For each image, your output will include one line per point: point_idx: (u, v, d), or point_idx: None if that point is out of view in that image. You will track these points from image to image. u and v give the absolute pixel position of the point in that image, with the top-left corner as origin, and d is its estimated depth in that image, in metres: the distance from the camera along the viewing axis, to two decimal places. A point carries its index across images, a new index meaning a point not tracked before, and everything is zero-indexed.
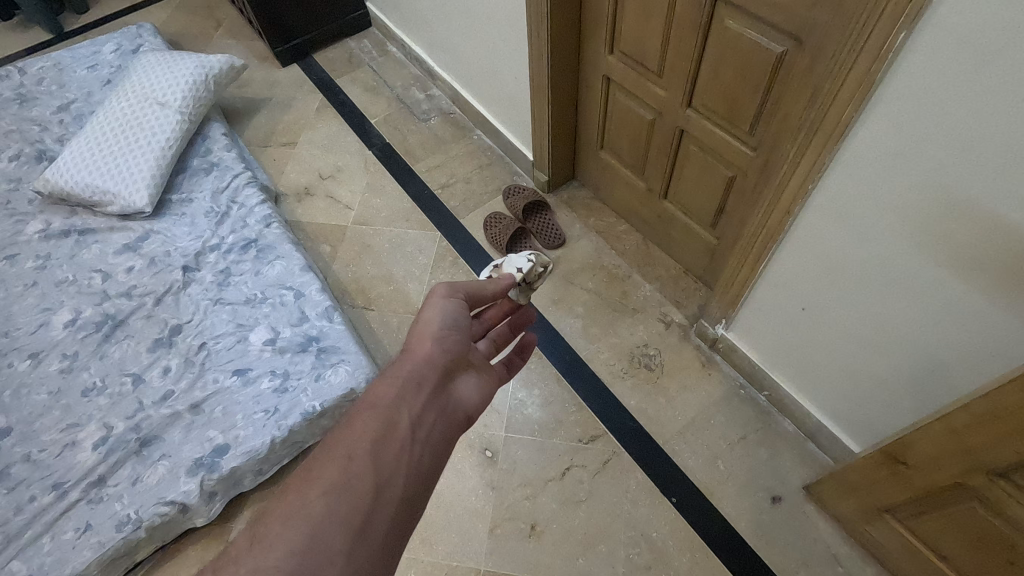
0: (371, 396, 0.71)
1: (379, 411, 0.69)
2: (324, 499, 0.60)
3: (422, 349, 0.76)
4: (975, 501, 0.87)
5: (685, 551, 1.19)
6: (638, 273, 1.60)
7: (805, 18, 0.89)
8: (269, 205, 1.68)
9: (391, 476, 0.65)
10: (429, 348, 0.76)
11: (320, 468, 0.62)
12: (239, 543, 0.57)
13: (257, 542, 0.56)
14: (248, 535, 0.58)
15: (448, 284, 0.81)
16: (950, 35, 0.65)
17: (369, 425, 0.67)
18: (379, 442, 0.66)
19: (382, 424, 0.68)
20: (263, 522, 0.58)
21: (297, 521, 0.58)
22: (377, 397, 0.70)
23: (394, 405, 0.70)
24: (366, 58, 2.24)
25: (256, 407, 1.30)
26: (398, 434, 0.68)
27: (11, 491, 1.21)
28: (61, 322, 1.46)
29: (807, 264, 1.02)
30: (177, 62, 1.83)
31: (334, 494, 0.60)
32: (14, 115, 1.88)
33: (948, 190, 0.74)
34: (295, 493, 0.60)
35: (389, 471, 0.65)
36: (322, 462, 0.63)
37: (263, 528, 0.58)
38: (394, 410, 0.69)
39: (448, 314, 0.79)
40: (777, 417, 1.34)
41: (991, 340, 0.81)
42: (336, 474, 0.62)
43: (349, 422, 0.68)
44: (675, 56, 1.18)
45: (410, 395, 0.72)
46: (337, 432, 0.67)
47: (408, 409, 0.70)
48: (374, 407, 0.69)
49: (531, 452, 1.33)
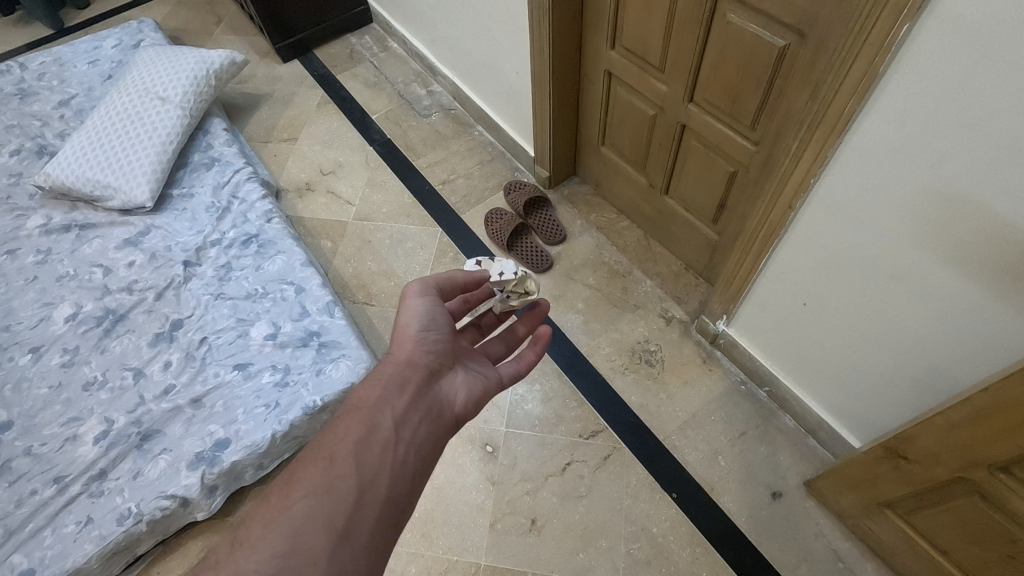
0: (354, 400, 0.73)
1: (361, 414, 0.71)
2: (307, 500, 0.61)
3: (401, 352, 0.78)
4: (975, 495, 0.87)
5: (686, 546, 1.19)
6: (639, 269, 1.60)
7: (809, 11, 0.88)
8: (269, 200, 1.68)
9: (374, 477, 0.66)
10: (408, 350, 0.78)
11: (305, 470, 0.64)
12: (218, 550, 0.58)
13: (238, 544, 0.58)
14: (226, 541, 0.59)
15: (419, 284, 0.83)
16: (952, 29, 0.65)
17: (351, 428, 0.69)
18: (362, 443, 0.68)
19: (364, 425, 0.69)
20: (248, 525, 0.59)
21: (281, 522, 0.59)
22: (359, 400, 0.73)
23: (376, 407, 0.71)
24: (366, 54, 2.24)
25: (256, 402, 1.30)
26: (380, 435, 0.69)
27: (11, 485, 1.22)
28: (62, 316, 1.46)
29: (808, 259, 1.02)
30: (178, 58, 1.83)
31: (316, 495, 0.62)
32: (14, 110, 1.88)
33: (948, 184, 0.74)
34: (279, 496, 0.62)
35: (371, 472, 0.66)
36: (307, 466, 0.65)
37: (246, 531, 0.59)
38: (376, 412, 0.71)
39: (424, 313, 0.80)
40: (778, 412, 1.34)
41: (991, 333, 0.81)
42: (319, 476, 0.64)
43: (333, 426, 0.70)
44: (677, 51, 1.18)
45: (392, 396, 0.73)
46: (321, 435, 0.69)
47: (390, 411, 0.72)
48: (357, 411, 0.71)
49: (531, 447, 1.33)
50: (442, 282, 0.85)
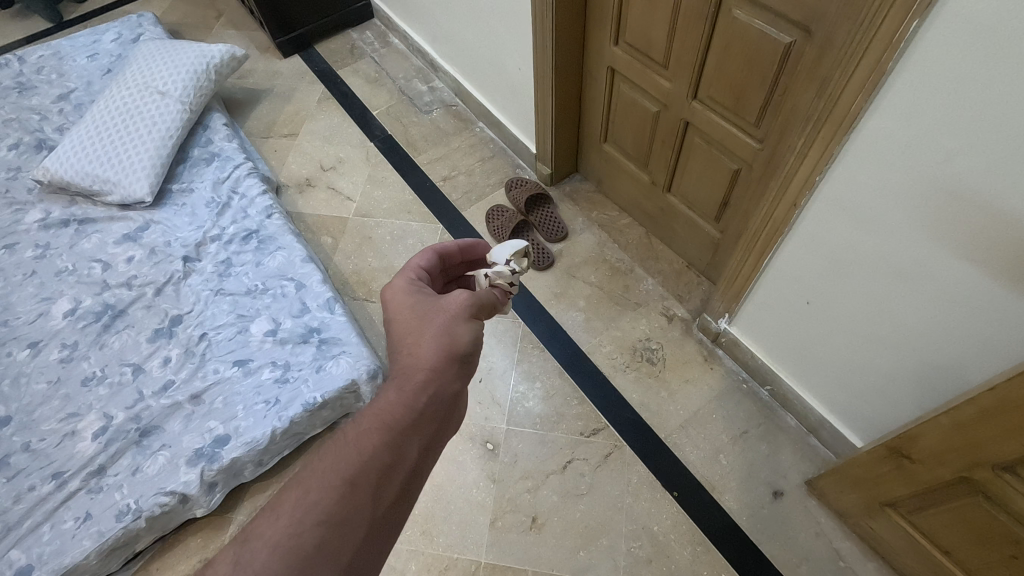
0: (381, 410, 0.62)
1: (387, 435, 0.61)
2: (317, 529, 0.54)
3: (442, 372, 0.66)
4: (979, 496, 0.86)
5: (686, 544, 1.19)
6: (640, 266, 1.60)
7: (816, 7, 0.87)
8: (269, 195, 1.67)
9: (390, 510, 0.58)
10: (447, 372, 0.66)
11: (319, 492, 0.56)
12: (217, 567, 0.52)
13: (239, 567, 0.51)
14: (229, 558, 0.52)
15: (473, 298, 0.71)
16: (965, 26, 0.64)
17: (375, 449, 0.60)
18: (385, 471, 0.59)
19: (390, 451, 0.60)
20: (248, 545, 0.53)
21: (287, 550, 0.53)
22: (387, 415, 0.62)
23: (406, 431, 0.62)
24: (367, 49, 2.23)
25: (256, 398, 1.29)
26: (405, 465, 0.60)
27: (10, 480, 1.21)
28: (61, 312, 1.45)
29: (814, 257, 1.01)
30: (178, 52, 1.81)
31: (329, 525, 0.55)
32: (13, 104, 1.87)
33: (958, 182, 0.74)
34: (287, 517, 0.55)
35: (389, 505, 0.58)
36: (320, 486, 0.57)
37: (246, 553, 0.53)
38: (405, 437, 0.61)
39: (475, 338, 0.69)
40: (779, 412, 1.34)
41: (1001, 333, 0.80)
42: (334, 502, 0.56)
43: (353, 436, 0.61)
44: (682, 47, 1.17)
45: (423, 421, 0.63)
46: (340, 445, 0.60)
47: (418, 439, 0.62)
48: (383, 430, 0.61)
49: (532, 444, 1.33)
50: (487, 308, 0.74)
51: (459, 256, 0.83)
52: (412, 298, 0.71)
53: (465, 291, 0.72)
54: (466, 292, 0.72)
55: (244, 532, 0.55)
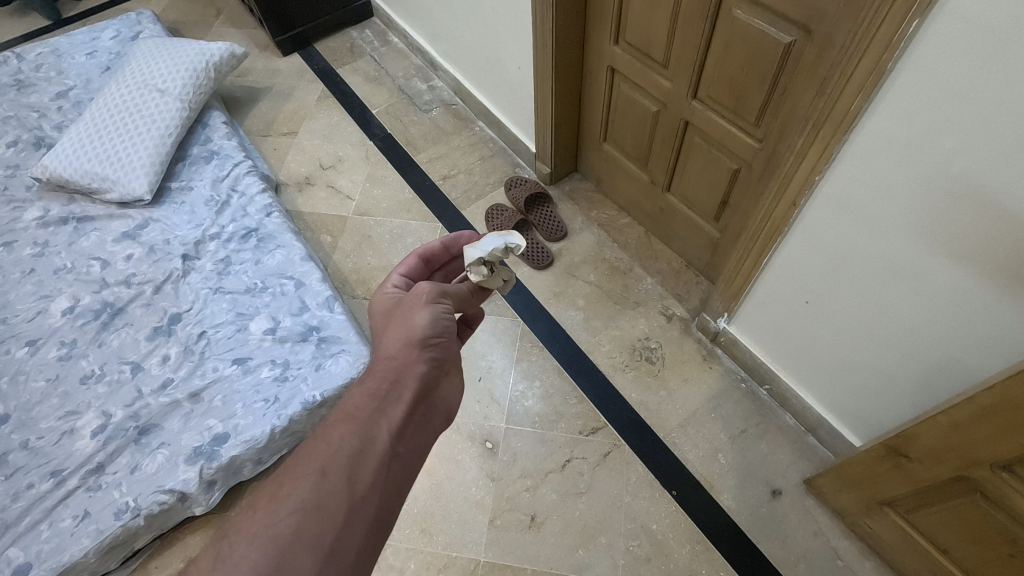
0: (347, 404, 0.63)
1: (354, 423, 0.61)
2: (293, 518, 0.54)
3: (402, 360, 0.66)
4: (977, 494, 0.87)
5: (685, 543, 1.19)
6: (639, 266, 1.60)
7: (816, 7, 0.88)
8: (269, 194, 1.67)
9: (367, 495, 0.58)
10: (410, 359, 0.66)
11: (292, 484, 0.56)
12: (201, 565, 0.51)
13: (219, 562, 0.51)
14: (209, 555, 0.52)
15: (433, 286, 0.71)
16: (963, 26, 0.65)
17: (344, 438, 0.60)
18: (356, 458, 0.59)
19: (360, 437, 0.60)
20: (227, 542, 0.53)
21: (265, 540, 0.53)
22: (353, 408, 0.63)
23: (372, 417, 0.62)
24: (367, 48, 2.23)
25: (256, 397, 1.29)
26: (376, 449, 0.60)
27: (8, 478, 1.21)
28: (60, 309, 1.45)
29: (815, 256, 1.01)
30: (177, 50, 1.81)
31: (305, 513, 0.55)
32: (12, 101, 1.86)
33: (958, 181, 0.74)
34: (263, 511, 0.54)
35: (365, 489, 0.58)
36: (294, 479, 0.57)
37: (227, 549, 0.52)
38: (372, 422, 0.61)
39: (436, 322, 0.69)
40: (778, 411, 1.34)
41: (1000, 333, 0.81)
42: (309, 491, 0.56)
43: (323, 433, 0.61)
44: (682, 46, 1.17)
45: (389, 406, 0.63)
46: (310, 442, 0.60)
47: (386, 423, 0.62)
48: (350, 420, 0.61)
49: (531, 443, 1.33)
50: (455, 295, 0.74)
51: (445, 252, 0.81)
52: (388, 301, 0.74)
53: (427, 281, 0.73)
54: (429, 282, 0.72)
55: (226, 532, 0.55)
